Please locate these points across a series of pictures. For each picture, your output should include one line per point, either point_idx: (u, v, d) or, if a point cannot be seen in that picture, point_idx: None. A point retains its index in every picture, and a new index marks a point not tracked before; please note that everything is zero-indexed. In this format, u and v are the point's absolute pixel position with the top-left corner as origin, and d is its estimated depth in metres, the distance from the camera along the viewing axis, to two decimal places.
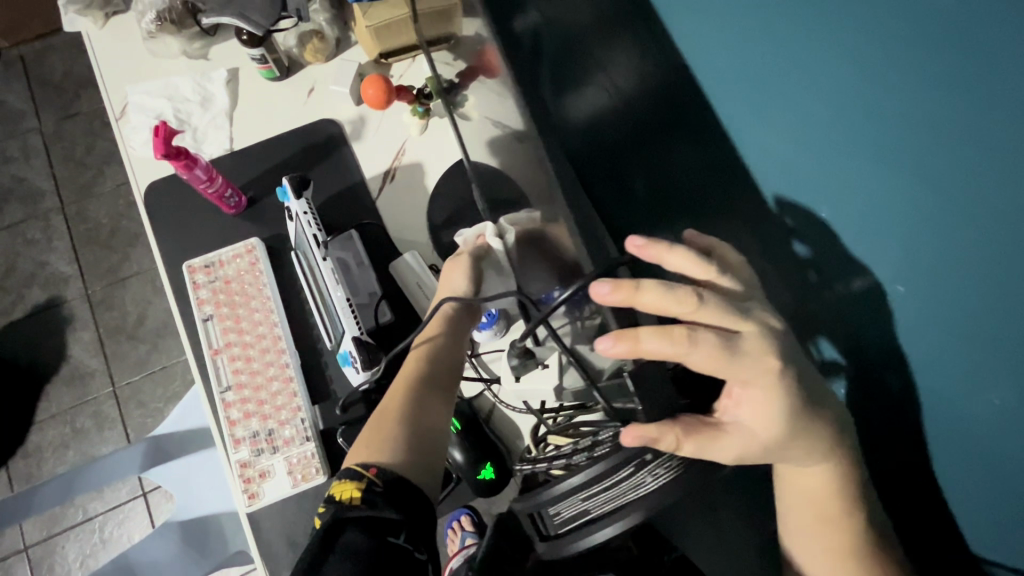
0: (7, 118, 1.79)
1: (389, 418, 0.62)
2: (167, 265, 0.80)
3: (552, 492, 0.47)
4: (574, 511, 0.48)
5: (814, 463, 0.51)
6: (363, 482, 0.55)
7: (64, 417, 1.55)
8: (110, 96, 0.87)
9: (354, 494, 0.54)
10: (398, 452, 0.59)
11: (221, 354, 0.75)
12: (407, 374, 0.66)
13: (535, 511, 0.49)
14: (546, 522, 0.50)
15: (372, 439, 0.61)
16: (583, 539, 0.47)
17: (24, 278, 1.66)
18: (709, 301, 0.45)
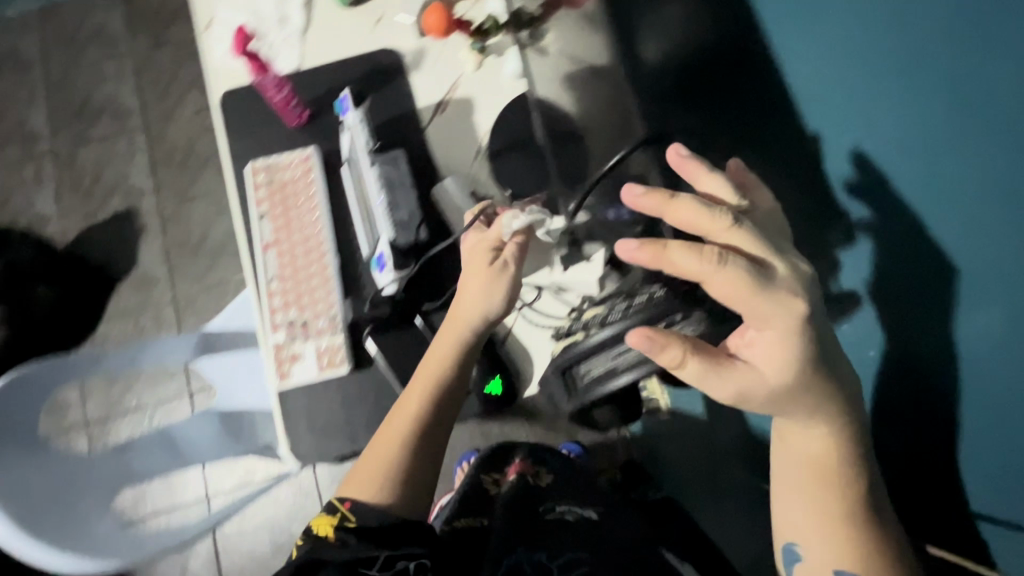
0: (106, 40, 1.94)
1: (385, 461, 0.67)
2: (233, 165, 0.88)
3: (588, 342, 0.64)
4: (599, 364, 0.64)
5: (814, 427, 0.57)
6: (337, 517, 0.64)
7: (128, 314, 1.71)
8: (198, 8, 0.95)
9: (327, 530, 0.62)
10: (396, 465, 0.67)
11: (270, 248, 0.82)
12: (412, 404, 0.70)
13: (570, 364, 0.66)
14: (578, 376, 0.67)
15: (387, 442, 0.69)
16: (607, 384, 0.63)
17: (107, 186, 1.82)
18: (742, 227, 0.52)
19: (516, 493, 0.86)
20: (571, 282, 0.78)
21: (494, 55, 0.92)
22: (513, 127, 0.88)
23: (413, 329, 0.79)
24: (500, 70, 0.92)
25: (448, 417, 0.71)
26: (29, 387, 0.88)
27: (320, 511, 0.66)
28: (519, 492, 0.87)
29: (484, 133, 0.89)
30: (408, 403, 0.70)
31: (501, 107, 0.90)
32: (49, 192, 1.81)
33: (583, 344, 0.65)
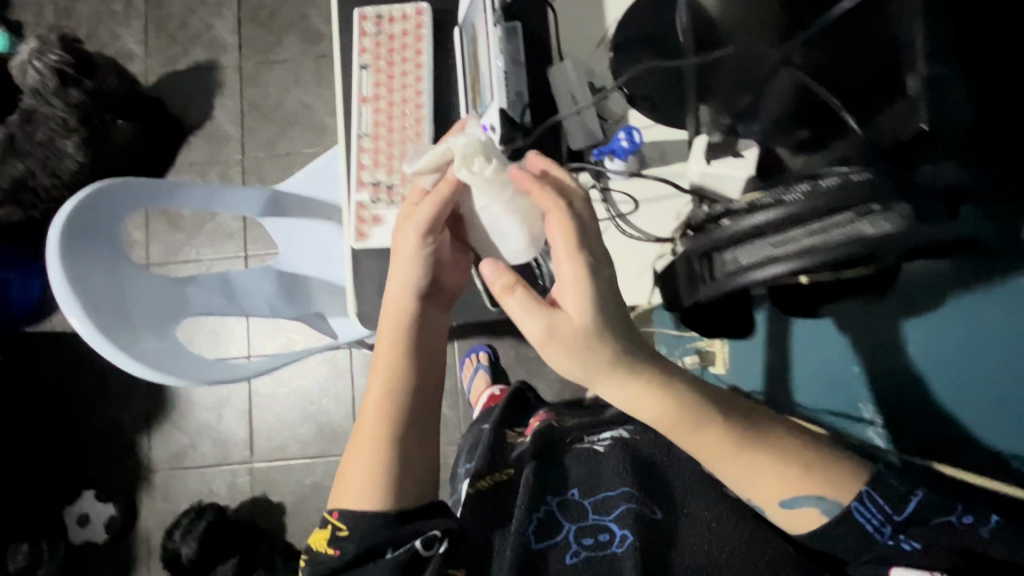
0: None
1: (374, 456, 0.66)
2: (338, 7, 0.82)
3: (739, 227, 0.58)
4: (747, 254, 0.58)
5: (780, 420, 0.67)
6: (330, 527, 0.66)
7: (197, 168, 1.73)
8: None
9: (327, 543, 0.66)
10: (383, 486, 0.65)
11: (367, 103, 0.78)
12: (376, 391, 0.68)
13: (712, 250, 0.61)
14: (718, 265, 0.61)
15: (356, 453, 0.68)
16: (751, 276, 0.57)
17: (192, 35, 1.79)
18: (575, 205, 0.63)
19: (541, 436, 0.95)
20: (716, 176, 0.73)
21: None
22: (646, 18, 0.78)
23: None
24: None
25: (409, 397, 0.68)
26: (99, 205, 0.87)
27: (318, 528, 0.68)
28: (545, 435, 0.96)
29: (611, 20, 0.80)
30: (389, 358, 0.69)
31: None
32: (136, 30, 1.80)
33: (730, 229, 0.59)
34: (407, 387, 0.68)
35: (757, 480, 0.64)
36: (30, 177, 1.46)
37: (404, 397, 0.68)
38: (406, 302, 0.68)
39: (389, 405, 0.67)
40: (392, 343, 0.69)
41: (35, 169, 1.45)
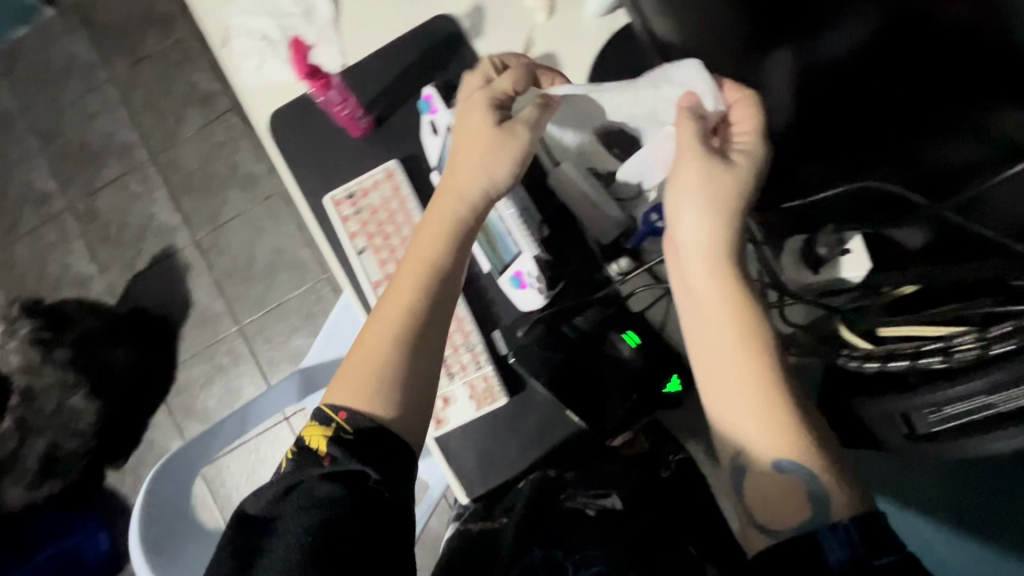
0: (80, 72, 1.77)
1: (372, 363, 0.58)
2: (305, 199, 0.77)
3: (935, 392, 0.51)
4: (958, 411, 0.51)
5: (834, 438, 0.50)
6: (331, 429, 0.55)
7: (202, 356, 1.68)
8: (210, 25, 0.80)
9: (320, 441, 0.54)
10: (380, 404, 0.57)
11: (383, 287, 0.73)
12: (407, 283, 0.61)
13: (908, 412, 0.54)
14: (922, 425, 0.54)
15: (353, 362, 0.59)
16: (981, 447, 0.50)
17: (137, 231, 1.73)
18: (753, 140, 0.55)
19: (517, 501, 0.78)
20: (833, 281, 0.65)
21: None
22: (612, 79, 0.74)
23: (563, 338, 0.71)
24: (579, 10, 0.76)
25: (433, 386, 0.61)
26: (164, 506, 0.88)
27: (310, 420, 0.57)
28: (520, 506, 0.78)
29: None
30: (427, 256, 0.62)
31: (591, 58, 0.75)
32: (81, 251, 1.73)
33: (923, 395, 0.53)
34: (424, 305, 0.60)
35: (726, 372, 0.52)
36: (57, 448, 1.41)
37: (422, 311, 0.60)
38: (454, 193, 0.62)
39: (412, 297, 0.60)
40: (433, 234, 0.62)
41: (59, 439, 1.40)
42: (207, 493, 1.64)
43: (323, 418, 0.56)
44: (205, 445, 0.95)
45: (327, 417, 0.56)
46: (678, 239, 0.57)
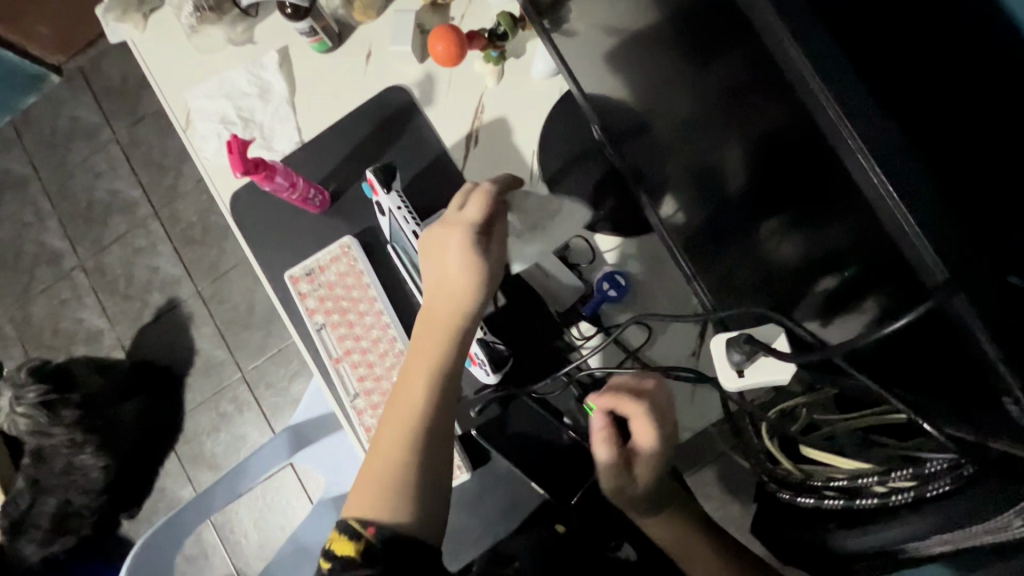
0: (86, 135, 1.84)
1: (392, 465, 0.58)
2: (268, 275, 0.77)
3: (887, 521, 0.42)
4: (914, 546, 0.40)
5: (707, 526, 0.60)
6: (364, 542, 0.53)
7: (208, 404, 1.70)
8: (172, 108, 0.82)
9: (351, 552, 0.52)
10: (399, 498, 0.56)
11: (343, 363, 0.73)
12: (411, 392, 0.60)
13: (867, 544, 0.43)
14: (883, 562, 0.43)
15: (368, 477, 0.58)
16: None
17: (142, 284, 1.77)
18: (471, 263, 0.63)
19: None
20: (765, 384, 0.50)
21: (514, 58, 0.76)
22: (563, 140, 0.73)
23: (524, 409, 0.69)
24: (529, 72, 0.76)
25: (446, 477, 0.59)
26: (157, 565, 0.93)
27: (338, 533, 0.54)
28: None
29: (530, 155, 0.75)
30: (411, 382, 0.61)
31: (543, 120, 0.75)
32: (91, 305, 1.78)
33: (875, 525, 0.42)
34: (432, 399, 0.60)
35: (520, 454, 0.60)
36: (69, 504, 1.47)
37: (427, 408, 0.60)
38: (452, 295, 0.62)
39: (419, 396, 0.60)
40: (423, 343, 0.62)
41: (71, 495, 1.47)
42: (217, 539, 1.65)
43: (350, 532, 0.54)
44: (204, 501, 1.00)
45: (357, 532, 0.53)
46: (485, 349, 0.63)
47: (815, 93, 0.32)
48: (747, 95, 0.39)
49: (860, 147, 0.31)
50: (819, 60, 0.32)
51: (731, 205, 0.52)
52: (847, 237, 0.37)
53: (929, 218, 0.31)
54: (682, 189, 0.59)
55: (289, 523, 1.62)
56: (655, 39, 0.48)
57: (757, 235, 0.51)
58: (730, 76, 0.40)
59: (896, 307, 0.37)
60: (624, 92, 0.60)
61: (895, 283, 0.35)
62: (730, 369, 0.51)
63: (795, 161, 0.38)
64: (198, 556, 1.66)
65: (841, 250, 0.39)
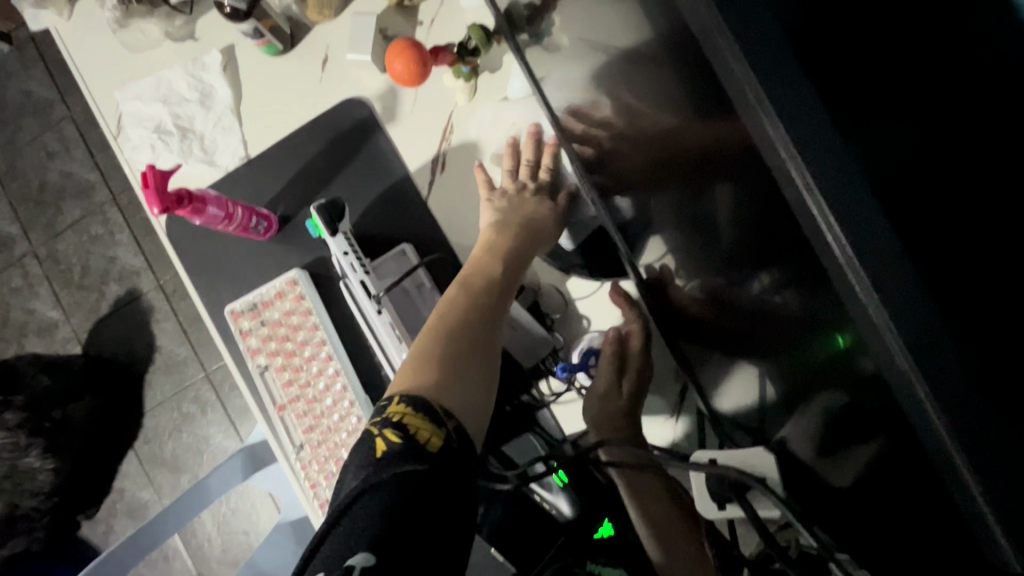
0: (37, 110, 1.70)
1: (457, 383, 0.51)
2: (206, 307, 0.70)
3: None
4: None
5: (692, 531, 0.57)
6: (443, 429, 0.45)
7: (169, 404, 1.60)
8: (100, 109, 0.72)
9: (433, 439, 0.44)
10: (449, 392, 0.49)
11: (287, 411, 0.66)
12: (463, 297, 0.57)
13: None
14: None
15: (408, 372, 0.51)
16: None
17: (99, 275, 1.65)
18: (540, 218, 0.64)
19: None
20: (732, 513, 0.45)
21: (487, 73, 0.68)
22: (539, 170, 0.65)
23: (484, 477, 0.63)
24: (504, 90, 0.67)
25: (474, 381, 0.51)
26: None
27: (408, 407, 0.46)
28: None
29: (504, 186, 0.67)
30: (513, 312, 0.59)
31: (519, 146, 0.67)
32: (45, 295, 1.66)
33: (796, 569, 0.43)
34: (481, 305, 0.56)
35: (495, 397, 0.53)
36: (17, 508, 1.39)
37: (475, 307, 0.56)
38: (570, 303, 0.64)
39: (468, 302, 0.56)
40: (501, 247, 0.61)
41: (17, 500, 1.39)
42: (179, 542, 1.60)
43: (421, 407, 0.46)
44: (157, 530, 0.94)
45: (436, 413, 0.46)
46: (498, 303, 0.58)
47: (823, 230, 0.25)
48: (747, 178, 0.31)
49: (865, 284, 0.24)
50: (838, 190, 0.25)
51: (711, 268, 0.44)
52: (865, 387, 0.29)
53: (966, 427, 0.24)
54: (667, 248, 0.51)
55: (254, 530, 1.56)
56: (645, 75, 0.40)
57: (744, 329, 0.42)
58: (735, 157, 0.32)
59: (898, 472, 0.30)
60: (608, 123, 0.52)
61: (920, 473, 0.27)
62: (710, 502, 0.46)
63: (800, 268, 0.30)
64: (160, 558, 1.60)
65: (846, 382, 0.32)
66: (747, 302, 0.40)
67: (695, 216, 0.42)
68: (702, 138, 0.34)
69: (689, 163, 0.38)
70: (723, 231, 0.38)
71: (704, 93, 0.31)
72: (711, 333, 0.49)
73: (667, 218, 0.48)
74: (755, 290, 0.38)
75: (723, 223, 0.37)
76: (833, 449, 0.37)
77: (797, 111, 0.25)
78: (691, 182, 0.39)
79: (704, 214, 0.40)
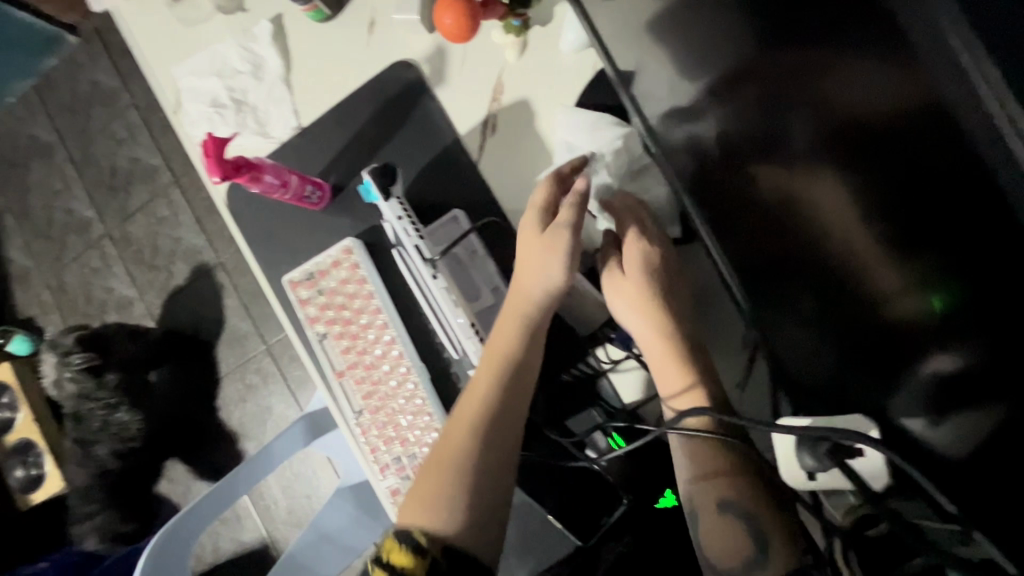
0: (105, 99, 1.79)
1: (456, 467, 0.53)
2: (266, 278, 0.71)
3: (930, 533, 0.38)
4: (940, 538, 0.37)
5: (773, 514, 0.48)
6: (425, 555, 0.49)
7: (234, 374, 1.68)
8: (159, 87, 0.74)
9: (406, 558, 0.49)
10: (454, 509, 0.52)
11: (346, 377, 0.67)
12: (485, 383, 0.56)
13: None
14: None
15: (436, 464, 0.55)
16: None
17: (167, 254, 1.74)
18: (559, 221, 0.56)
19: None
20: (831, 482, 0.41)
21: (537, 26, 0.64)
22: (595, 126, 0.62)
23: (543, 444, 0.62)
24: (556, 44, 0.64)
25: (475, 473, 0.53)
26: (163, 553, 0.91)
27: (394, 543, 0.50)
28: None
29: (557, 145, 0.64)
30: (497, 346, 0.57)
31: (572, 103, 0.63)
32: (120, 275, 1.77)
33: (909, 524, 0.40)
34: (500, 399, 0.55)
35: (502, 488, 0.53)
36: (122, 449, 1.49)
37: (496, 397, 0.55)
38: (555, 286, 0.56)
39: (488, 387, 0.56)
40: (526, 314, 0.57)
41: (117, 446, 1.48)
42: (249, 504, 1.70)
43: (405, 538, 0.50)
44: (228, 491, 0.99)
45: (420, 544, 0.49)
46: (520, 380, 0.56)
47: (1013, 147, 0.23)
48: (880, 103, 0.28)
49: None
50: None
51: (785, 227, 0.42)
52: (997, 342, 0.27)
53: None
54: (734, 211, 0.48)
55: (316, 494, 1.65)
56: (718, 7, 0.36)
57: (812, 279, 0.41)
58: (859, 86, 0.29)
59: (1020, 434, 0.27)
60: (669, 73, 0.49)
61: None
62: (800, 472, 0.42)
63: (912, 197, 0.29)
64: (232, 518, 1.71)
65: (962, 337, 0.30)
66: (837, 259, 0.37)
67: (775, 166, 0.40)
68: (797, 71, 0.33)
69: (780, 100, 0.36)
70: (811, 178, 0.36)
71: (823, 14, 0.29)
72: (779, 297, 0.46)
73: (729, 172, 0.46)
74: (841, 248, 0.36)
75: (812, 166, 0.35)
76: (935, 409, 0.35)
77: (984, 15, 0.23)
78: (780, 124, 0.37)
79: (777, 161, 0.39)
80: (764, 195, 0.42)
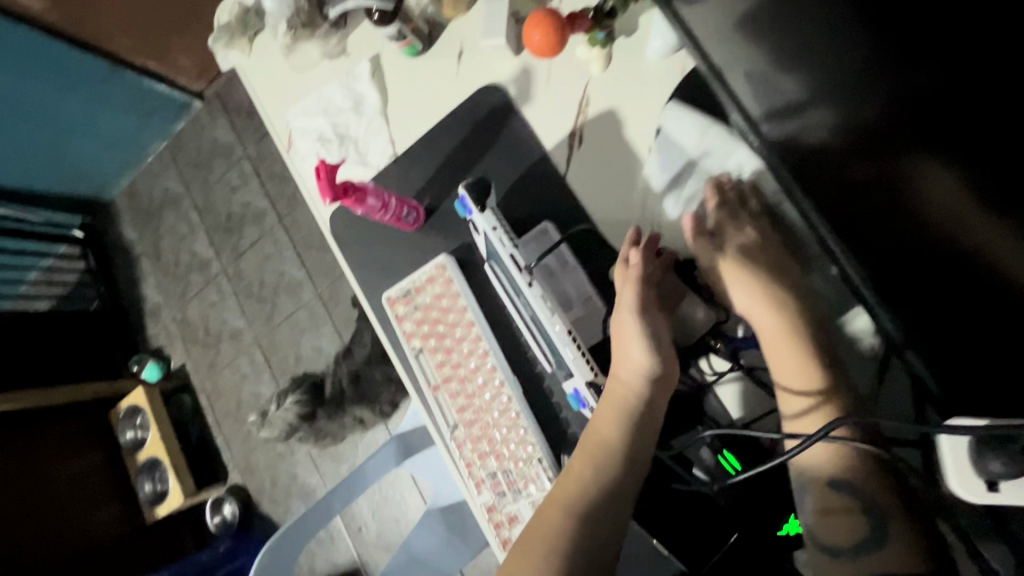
0: (223, 153, 2.02)
1: (573, 514, 0.53)
2: (366, 297, 0.75)
3: None
4: None
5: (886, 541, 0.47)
6: None
7: None
8: (274, 128, 0.82)
9: None
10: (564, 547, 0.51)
11: (441, 391, 0.68)
12: (603, 433, 0.55)
13: None
14: None
15: (551, 501, 0.55)
16: None
17: (272, 287, 1.90)
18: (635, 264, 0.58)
19: None
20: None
21: (623, 37, 0.65)
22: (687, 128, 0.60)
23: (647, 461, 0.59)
24: (642, 52, 0.64)
25: (597, 520, 0.52)
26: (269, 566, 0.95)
27: None
28: None
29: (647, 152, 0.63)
30: (599, 434, 0.55)
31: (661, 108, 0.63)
32: (233, 307, 1.95)
33: None
34: (621, 447, 0.54)
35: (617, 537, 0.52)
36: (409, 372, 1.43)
37: (619, 445, 0.54)
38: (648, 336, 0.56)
39: (608, 436, 0.55)
40: (642, 368, 0.55)
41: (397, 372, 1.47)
42: (341, 525, 1.76)
43: None
44: (327, 507, 1.03)
45: None
46: (640, 434, 0.54)
47: None
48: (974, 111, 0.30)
49: None
50: None
51: (887, 206, 0.42)
52: None
53: None
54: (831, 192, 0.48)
55: (404, 517, 1.68)
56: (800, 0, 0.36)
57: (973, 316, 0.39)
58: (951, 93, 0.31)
59: None
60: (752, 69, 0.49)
61: None
62: (977, 481, 0.39)
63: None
64: (326, 539, 1.78)
65: None
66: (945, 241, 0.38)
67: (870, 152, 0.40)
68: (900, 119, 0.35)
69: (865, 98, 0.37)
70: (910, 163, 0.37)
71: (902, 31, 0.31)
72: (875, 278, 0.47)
73: (872, 218, 0.44)
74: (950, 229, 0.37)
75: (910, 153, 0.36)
76: None
77: None
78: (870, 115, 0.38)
79: (909, 203, 0.39)
80: (916, 235, 0.41)
